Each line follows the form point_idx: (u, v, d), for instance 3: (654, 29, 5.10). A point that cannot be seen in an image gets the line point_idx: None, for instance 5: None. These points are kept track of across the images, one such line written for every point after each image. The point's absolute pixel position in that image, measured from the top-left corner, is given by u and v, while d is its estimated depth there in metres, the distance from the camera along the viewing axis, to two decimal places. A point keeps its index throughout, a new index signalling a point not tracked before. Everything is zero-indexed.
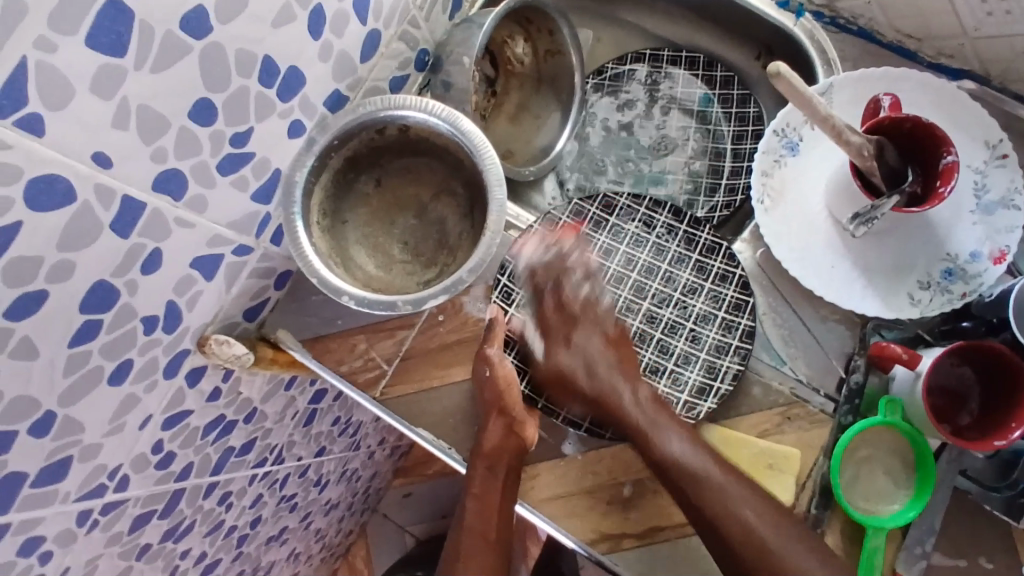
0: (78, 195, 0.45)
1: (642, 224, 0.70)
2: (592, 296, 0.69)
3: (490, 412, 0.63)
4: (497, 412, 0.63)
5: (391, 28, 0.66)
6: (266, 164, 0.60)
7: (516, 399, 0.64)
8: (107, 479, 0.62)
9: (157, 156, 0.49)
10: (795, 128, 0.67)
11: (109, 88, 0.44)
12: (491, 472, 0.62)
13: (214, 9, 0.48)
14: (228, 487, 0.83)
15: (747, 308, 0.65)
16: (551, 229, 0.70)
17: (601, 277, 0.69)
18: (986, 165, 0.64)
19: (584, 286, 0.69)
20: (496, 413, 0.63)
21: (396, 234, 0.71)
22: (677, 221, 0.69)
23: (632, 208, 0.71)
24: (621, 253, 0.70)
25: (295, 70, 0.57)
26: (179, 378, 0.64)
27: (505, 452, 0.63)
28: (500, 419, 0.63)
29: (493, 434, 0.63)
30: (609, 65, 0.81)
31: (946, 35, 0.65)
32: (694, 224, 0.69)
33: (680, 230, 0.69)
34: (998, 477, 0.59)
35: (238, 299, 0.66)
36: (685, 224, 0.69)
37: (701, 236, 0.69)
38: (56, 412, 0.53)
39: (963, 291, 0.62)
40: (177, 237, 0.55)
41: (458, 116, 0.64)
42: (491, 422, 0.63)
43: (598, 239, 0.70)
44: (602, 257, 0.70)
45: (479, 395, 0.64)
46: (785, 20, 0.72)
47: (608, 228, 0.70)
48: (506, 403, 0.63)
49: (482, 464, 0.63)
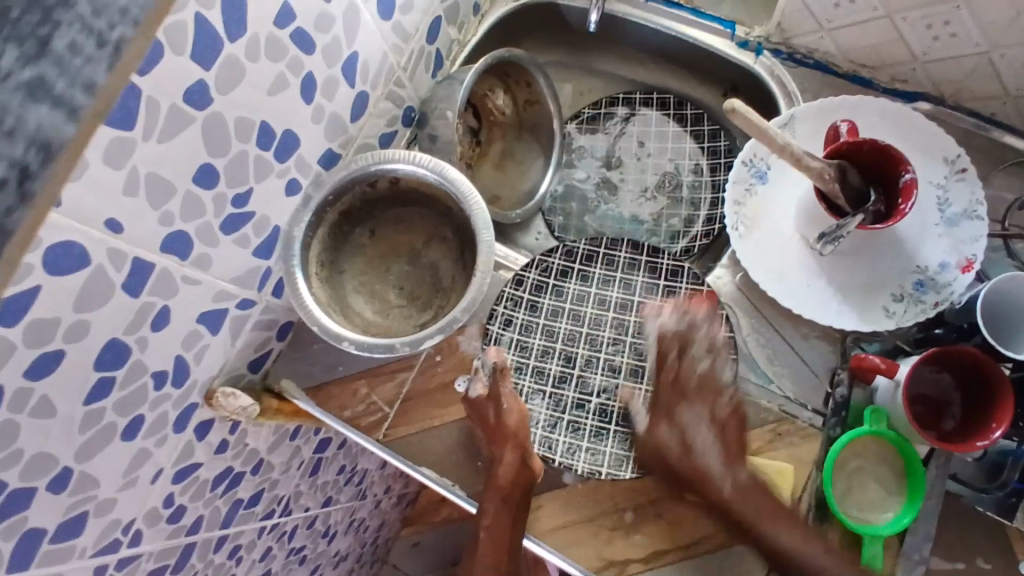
0: (93, 258, 0.48)
1: (607, 264, 0.73)
2: (578, 338, 0.71)
3: (501, 445, 0.65)
4: (513, 444, 0.64)
5: (378, 88, 0.70)
6: (265, 221, 0.63)
7: (524, 433, 0.66)
8: (121, 534, 0.64)
9: (164, 219, 0.53)
10: (762, 159, 0.71)
11: (120, 159, 0.48)
12: (504, 504, 0.64)
13: (214, 82, 0.52)
14: (238, 540, 0.84)
15: (724, 321, 0.68)
16: (523, 291, 0.73)
17: (581, 321, 0.71)
18: (947, 180, 0.67)
19: (569, 329, 0.71)
20: (507, 445, 0.65)
21: (392, 281, 0.75)
22: (637, 254, 0.73)
23: (592, 252, 0.74)
24: (593, 296, 0.72)
25: (290, 132, 0.61)
26: (188, 431, 0.66)
27: (520, 486, 0.64)
28: (515, 450, 0.65)
29: (507, 463, 0.64)
30: (586, 110, 0.87)
31: (898, 62, 0.69)
32: (655, 253, 0.73)
33: (643, 262, 0.73)
34: (985, 479, 0.61)
35: (243, 351, 0.69)
36: (646, 254, 0.73)
37: (662, 263, 0.72)
38: (73, 467, 0.55)
39: (935, 301, 0.65)
40: (184, 294, 0.58)
41: (445, 166, 0.68)
42: (503, 454, 0.65)
43: (570, 287, 0.73)
44: (577, 303, 0.72)
45: (487, 432, 0.67)
46: (746, 59, 0.77)
47: (576, 275, 0.73)
48: (520, 437, 0.66)
49: (495, 497, 0.65)
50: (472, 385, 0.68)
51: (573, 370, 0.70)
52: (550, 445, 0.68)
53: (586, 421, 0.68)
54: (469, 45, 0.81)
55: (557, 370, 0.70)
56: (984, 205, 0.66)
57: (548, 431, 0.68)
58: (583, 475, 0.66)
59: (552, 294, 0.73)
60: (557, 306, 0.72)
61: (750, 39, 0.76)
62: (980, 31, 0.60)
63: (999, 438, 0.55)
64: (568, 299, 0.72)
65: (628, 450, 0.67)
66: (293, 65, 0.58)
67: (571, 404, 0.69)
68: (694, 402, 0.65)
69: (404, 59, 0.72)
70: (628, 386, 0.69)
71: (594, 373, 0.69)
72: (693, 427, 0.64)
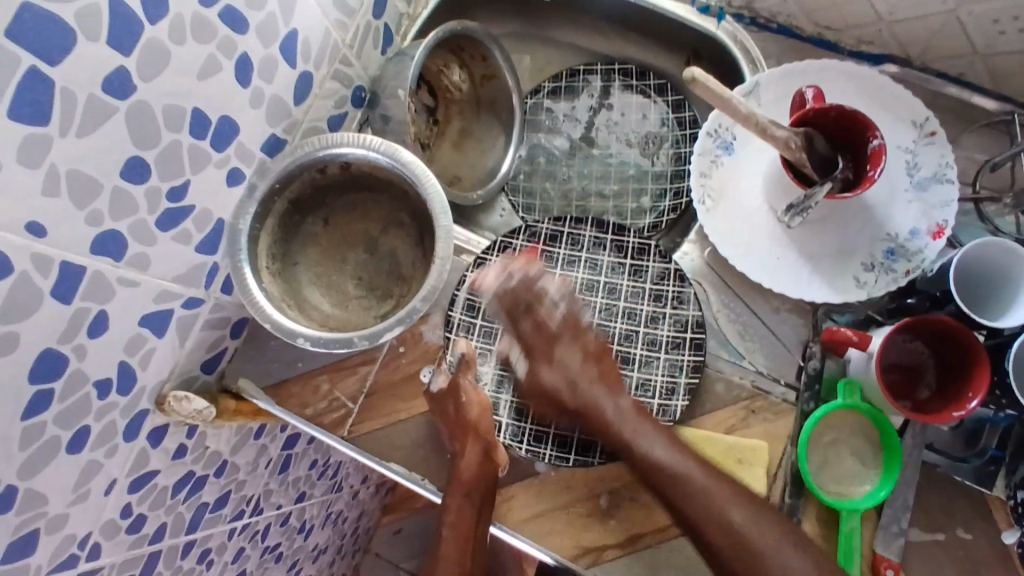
0: (14, 265, 0.45)
1: (570, 244, 0.71)
2: None
3: (463, 442, 0.64)
4: (472, 438, 0.64)
5: (322, 68, 0.66)
6: (207, 215, 0.60)
7: (489, 423, 0.65)
8: (77, 550, 0.61)
9: (92, 219, 0.49)
10: (727, 129, 0.69)
11: (36, 156, 0.44)
12: (467, 499, 0.64)
13: (136, 68, 0.48)
14: (207, 544, 0.82)
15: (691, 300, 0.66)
16: (483, 274, 0.70)
17: None
18: (915, 144, 0.66)
19: None
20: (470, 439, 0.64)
21: (349, 271, 0.71)
22: (602, 232, 0.70)
23: (555, 232, 0.71)
24: (558, 277, 0.70)
25: (227, 119, 0.57)
26: (141, 439, 0.63)
27: (483, 481, 0.63)
28: (476, 444, 0.64)
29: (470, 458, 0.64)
30: (546, 85, 0.83)
31: (863, 23, 0.66)
32: (620, 230, 0.70)
33: (608, 241, 0.70)
34: (965, 447, 0.60)
35: (194, 352, 0.65)
36: (611, 233, 0.71)
37: (628, 240, 0.70)
38: (16, 486, 0.52)
39: (906, 269, 0.64)
40: (123, 297, 0.54)
41: (397, 148, 0.64)
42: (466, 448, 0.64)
43: None
44: None
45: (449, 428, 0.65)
46: (708, 24, 0.74)
47: (539, 256, 0.71)
48: (481, 429, 0.64)
49: (458, 493, 0.64)
50: (432, 378, 0.67)
51: None
52: (518, 433, 0.66)
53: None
54: (419, 18, 0.77)
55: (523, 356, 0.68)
56: (954, 168, 0.64)
57: (515, 418, 0.67)
58: (553, 462, 0.64)
59: None
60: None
61: (711, 4, 0.73)
62: None
63: (975, 408, 0.53)
64: None
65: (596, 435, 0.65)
66: (224, 45, 0.54)
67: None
68: (564, 344, 0.65)
69: (350, 35, 0.68)
70: None
71: None
72: (595, 396, 0.62)
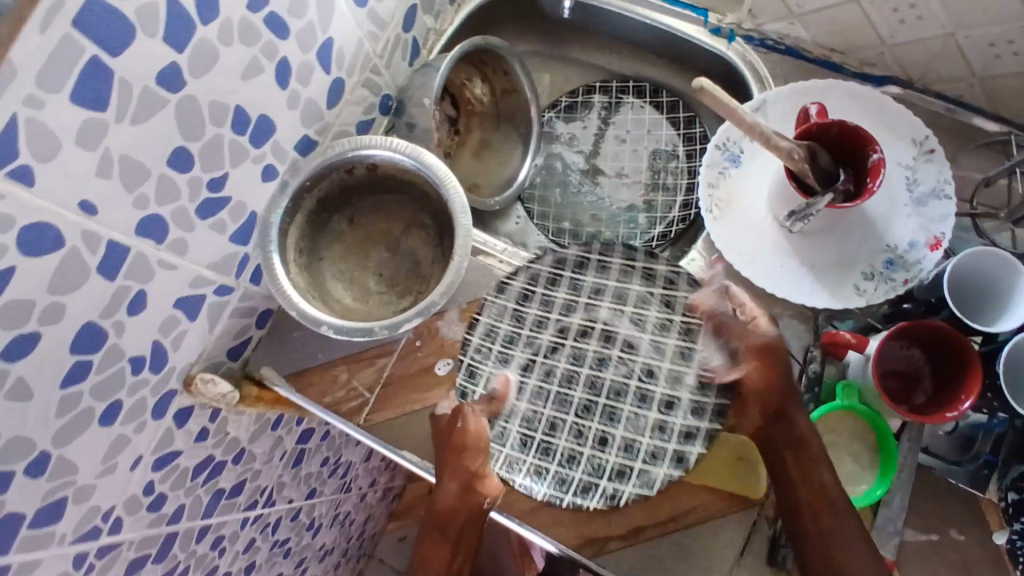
0: (66, 240, 0.48)
1: (597, 270, 0.74)
2: (561, 352, 0.72)
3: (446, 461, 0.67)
4: (450, 470, 0.64)
5: (354, 76, 0.70)
6: (242, 207, 0.64)
7: (476, 455, 0.65)
8: (101, 522, 0.64)
9: (139, 202, 0.53)
10: (736, 142, 0.72)
11: (92, 140, 0.48)
12: (441, 534, 0.65)
13: (187, 64, 0.52)
14: (220, 531, 0.84)
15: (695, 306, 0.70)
16: (507, 299, 0.73)
17: (566, 334, 0.73)
18: (915, 161, 0.69)
19: (552, 342, 0.73)
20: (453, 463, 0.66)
21: (372, 267, 0.75)
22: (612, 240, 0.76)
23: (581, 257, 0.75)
24: (581, 305, 0.73)
25: (265, 118, 0.62)
26: (168, 418, 0.66)
27: (462, 510, 0.64)
28: (452, 477, 0.64)
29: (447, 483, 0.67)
30: (564, 99, 0.88)
31: (865, 46, 0.70)
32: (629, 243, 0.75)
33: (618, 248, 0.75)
34: (959, 451, 0.62)
35: (221, 338, 0.69)
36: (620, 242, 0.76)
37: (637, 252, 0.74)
38: (50, 451, 0.55)
39: (905, 278, 0.66)
40: (161, 279, 0.58)
41: (421, 151, 0.68)
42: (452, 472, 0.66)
43: (558, 296, 0.73)
44: (563, 314, 0.73)
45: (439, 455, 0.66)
46: (718, 46, 0.78)
47: (565, 283, 0.74)
48: (464, 460, 0.65)
49: (434, 522, 0.65)
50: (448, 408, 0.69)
51: (552, 386, 0.71)
52: (514, 466, 0.69)
53: (558, 443, 0.69)
54: (446, 33, 0.81)
55: (534, 386, 0.72)
56: (951, 184, 0.67)
57: (518, 449, 0.70)
58: (547, 496, 0.67)
59: (537, 307, 0.73)
60: (542, 318, 0.73)
61: (723, 25, 0.77)
62: (944, 12, 0.62)
63: (967, 409, 0.56)
64: (556, 309, 0.73)
65: (599, 477, 0.67)
66: (267, 49, 0.58)
67: (545, 424, 0.70)
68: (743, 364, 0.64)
69: (380, 46, 0.72)
70: (609, 406, 0.69)
71: (574, 391, 0.70)
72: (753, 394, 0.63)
